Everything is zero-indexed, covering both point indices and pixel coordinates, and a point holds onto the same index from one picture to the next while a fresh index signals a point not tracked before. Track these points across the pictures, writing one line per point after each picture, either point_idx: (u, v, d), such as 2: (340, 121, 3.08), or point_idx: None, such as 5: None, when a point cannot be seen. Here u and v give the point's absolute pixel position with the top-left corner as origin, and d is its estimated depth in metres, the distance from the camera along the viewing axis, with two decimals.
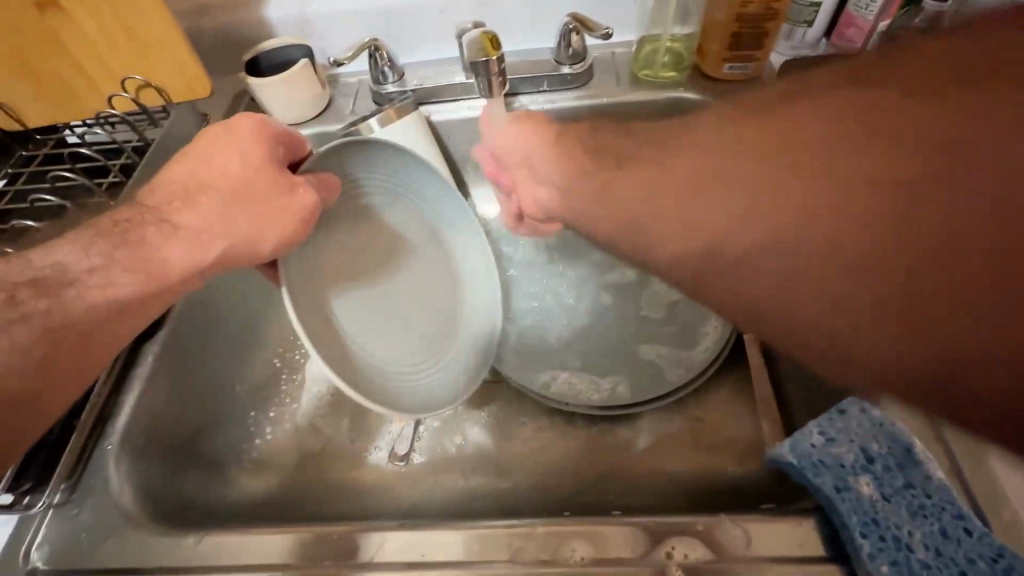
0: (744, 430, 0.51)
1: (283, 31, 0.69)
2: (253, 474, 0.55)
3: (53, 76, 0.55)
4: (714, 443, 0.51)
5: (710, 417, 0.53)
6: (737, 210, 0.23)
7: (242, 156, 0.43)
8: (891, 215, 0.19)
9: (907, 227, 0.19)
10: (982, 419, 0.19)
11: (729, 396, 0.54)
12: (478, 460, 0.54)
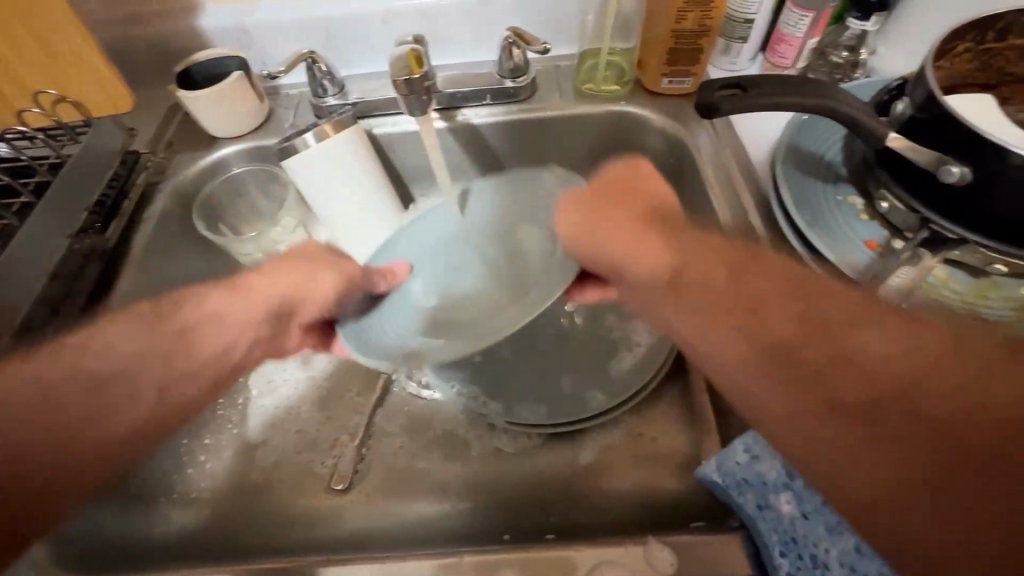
0: (685, 443, 0.52)
1: (217, 41, 0.66)
2: (182, 507, 0.52)
3: None
4: (654, 456, 0.51)
5: (650, 432, 0.53)
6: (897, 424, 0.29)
7: (278, 269, 0.49)
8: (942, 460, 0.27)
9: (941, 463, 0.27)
10: None
11: (669, 408, 0.54)
12: (424, 482, 0.53)
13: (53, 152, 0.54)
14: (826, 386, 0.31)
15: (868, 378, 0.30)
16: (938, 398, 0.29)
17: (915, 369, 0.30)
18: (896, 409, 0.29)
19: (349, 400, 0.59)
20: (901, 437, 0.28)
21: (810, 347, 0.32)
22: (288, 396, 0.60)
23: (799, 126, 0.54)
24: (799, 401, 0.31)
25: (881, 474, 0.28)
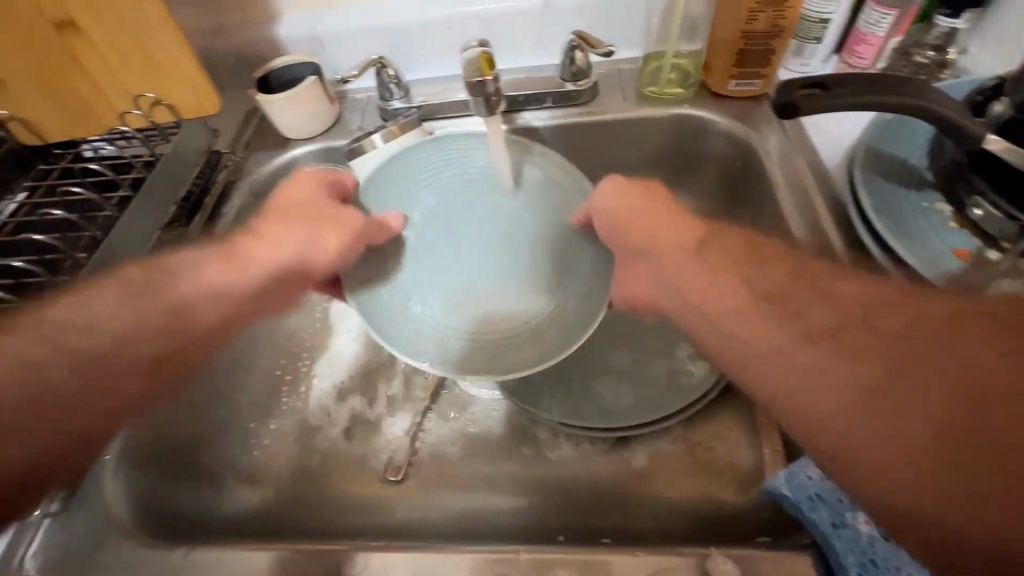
0: (746, 457, 0.50)
1: (294, 49, 0.70)
2: (249, 487, 0.55)
3: (71, 92, 0.57)
4: (714, 470, 0.50)
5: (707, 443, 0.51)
6: (853, 424, 0.30)
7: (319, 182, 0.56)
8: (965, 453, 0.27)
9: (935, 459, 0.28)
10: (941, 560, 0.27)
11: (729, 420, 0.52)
12: (475, 479, 0.54)
13: (148, 151, 0.59)
14: (837, 371, 0.32)
15: (851, 381, 0.31)
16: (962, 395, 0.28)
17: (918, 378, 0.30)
18: (899, 409, 0.29)
19: (404, 398, 0.61)
20: (925, 445, 0.28)
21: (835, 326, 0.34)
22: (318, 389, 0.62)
23: (881, 125, 0.51)
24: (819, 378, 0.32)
25: (880, 460, 0.29)
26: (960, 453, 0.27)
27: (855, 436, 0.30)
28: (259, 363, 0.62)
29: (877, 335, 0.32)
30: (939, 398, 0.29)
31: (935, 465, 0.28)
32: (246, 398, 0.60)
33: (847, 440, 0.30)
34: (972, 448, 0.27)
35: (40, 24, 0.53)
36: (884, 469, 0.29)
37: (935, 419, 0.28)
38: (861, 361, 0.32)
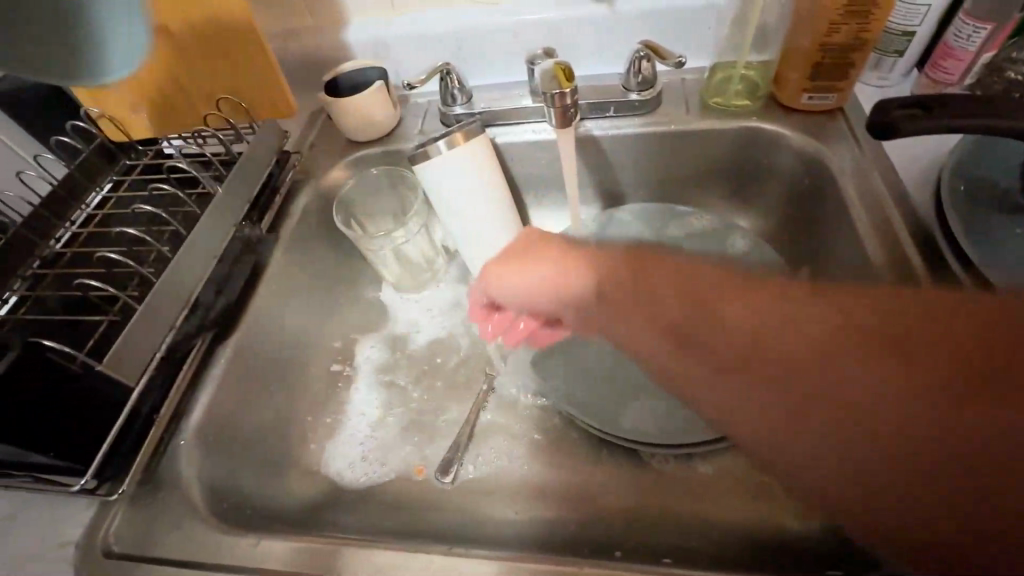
0: None
1: (361, 54, 0.72)
2: (308, 479, 0.57)
3: (159, 94, 0.61)
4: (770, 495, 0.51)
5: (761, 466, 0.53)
6: (805, 438, 0.31)
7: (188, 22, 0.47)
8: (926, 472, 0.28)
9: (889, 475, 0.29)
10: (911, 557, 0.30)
11: None
12: (527, 487, 0.56)
13: (226, 150, 0.62)
14: (780, 381, 0.32)
15: (806, 394, 0.31)
16: (906, 425, 0.29)
17: (875, 399, 0.29)
18: (850, 425, 0.30)
19: (457, 402, 0.62)
20: (882, 468, 0.29)
21: (757, 341, 0.33)
22: (364, 417, 0.61)
23: (970, 154, 0.50)
24: (770, 403, 0.32)
25: (842, 485, 0.30)
26: (920, 479, 0.28)
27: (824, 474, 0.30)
28: (318, 359, 0.64)
29: (815, 351, 0.31)
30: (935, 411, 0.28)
31: (905, 485, 0.29)
32: (306, 393, 0.62)
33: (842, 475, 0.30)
34: (962, 466, 0.28)
35: None
36: (836, 481, 0.30)
37: (888, 446, 0.29)
38: (854, 382, 0.30)
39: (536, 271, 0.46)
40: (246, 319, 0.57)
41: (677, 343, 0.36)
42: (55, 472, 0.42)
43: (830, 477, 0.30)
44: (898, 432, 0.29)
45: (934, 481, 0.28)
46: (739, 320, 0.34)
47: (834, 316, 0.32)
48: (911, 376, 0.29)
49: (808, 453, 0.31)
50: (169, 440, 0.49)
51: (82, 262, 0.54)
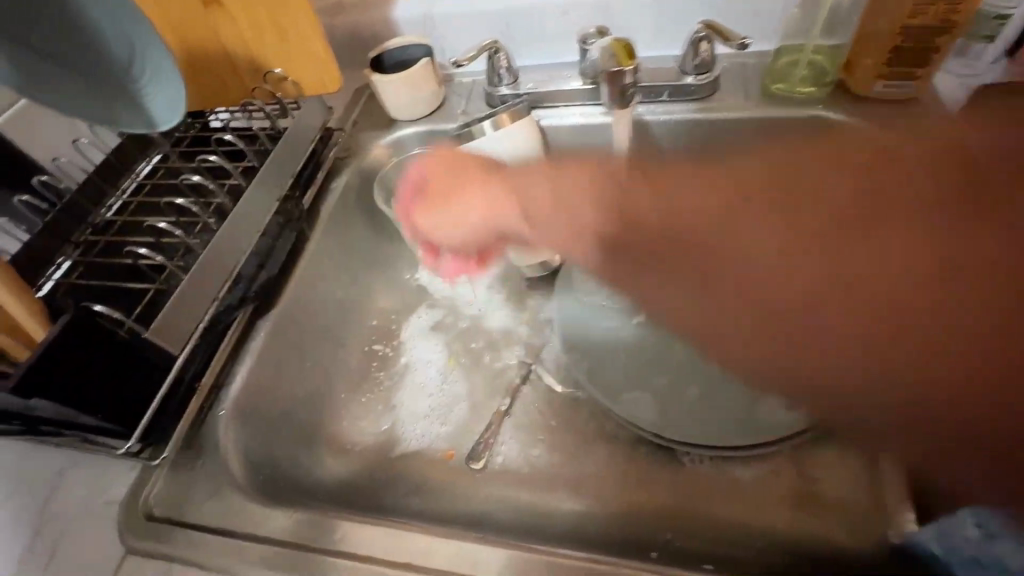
0: (851, 494, 0.49)
1: (407, 30, 0.71)
2: (341, 456, 0.57)
3: (211, 69, 0.61)
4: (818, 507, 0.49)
5: (811, 476, 0.51)
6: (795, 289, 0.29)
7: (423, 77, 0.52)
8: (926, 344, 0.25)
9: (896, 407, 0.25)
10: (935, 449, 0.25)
11: (834, 455, 0.51)
12: (559, 478, 0.55)
13: (272, 124, 0.62)
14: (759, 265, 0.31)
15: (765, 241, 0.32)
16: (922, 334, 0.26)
17: (873, 329, 0.27)
18: (849, 356, 0.27)
19: (490, 387, 0.61)
20: (894, 394, 0.25)
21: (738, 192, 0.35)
22: (431, 364, 0.63)
23: None
24: (744, 332, 0.30)
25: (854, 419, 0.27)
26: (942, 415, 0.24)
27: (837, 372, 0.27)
28: (354, 337, 0.65)
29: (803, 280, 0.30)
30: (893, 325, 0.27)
31: (899, 350, 0.26)
32: (342, 370, 0.62)
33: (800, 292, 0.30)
34: (988, 427, 0.23)
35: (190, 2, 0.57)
36: (851, 392, 0.26)
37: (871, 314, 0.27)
38: (812, 311, 0.29)
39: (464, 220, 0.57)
40: (286, 293, 0.57)
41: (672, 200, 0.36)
42: (102, 434, 0.43)
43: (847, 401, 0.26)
44: (907, 337, 0.26)
45: (930, 426, 0.24)
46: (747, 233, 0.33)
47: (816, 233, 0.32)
48: (930, 297, 0.26)
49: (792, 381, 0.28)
50: (207, 409, 0.50)
51: (130, 229, 0.55)
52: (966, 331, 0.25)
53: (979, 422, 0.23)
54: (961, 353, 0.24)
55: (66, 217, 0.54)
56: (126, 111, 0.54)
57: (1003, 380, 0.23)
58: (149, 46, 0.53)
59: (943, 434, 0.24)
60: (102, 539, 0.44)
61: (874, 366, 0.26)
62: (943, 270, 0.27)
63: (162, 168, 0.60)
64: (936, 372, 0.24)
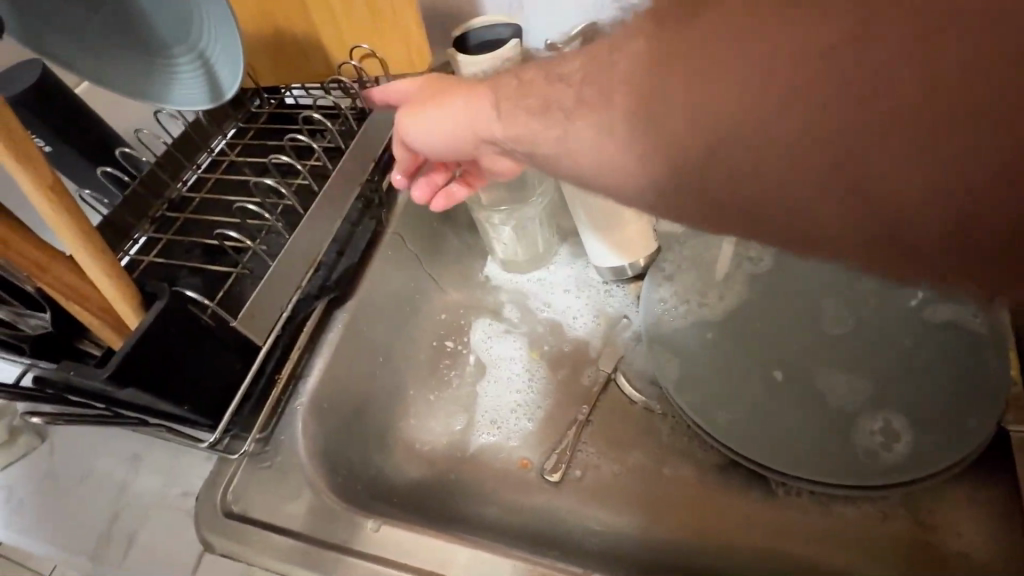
0: (979, 547, 0.44)
1: (494, 7, 0.67)
2: (411, 457, 0.55)
3: (294, 43, 0.58)
4: (941, 557, 0.44)
5: (934, 523, 0.46)
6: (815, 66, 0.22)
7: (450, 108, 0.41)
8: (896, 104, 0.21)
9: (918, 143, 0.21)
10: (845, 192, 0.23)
11: (960, 499, 0.46)
12: (641, 499, 0.51)
13: (354, 102, 0.59)
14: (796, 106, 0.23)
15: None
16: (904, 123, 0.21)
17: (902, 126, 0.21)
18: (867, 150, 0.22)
19: (567, 395, 0.57)
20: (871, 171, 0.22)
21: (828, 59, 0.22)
22: (514, 360, 0.60)
23: None
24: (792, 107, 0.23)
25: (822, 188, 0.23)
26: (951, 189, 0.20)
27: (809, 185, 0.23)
28: (423, 330, 0.62)
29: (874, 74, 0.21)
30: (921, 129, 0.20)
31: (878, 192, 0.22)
32: (411, 365, 0.59)
33: (786, 175, 0.23)
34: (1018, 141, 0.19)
35: None
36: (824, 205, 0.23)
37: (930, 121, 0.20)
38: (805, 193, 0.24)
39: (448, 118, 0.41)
40: (364, 283, 0.56)
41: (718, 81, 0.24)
42: (189, 423, 0.42)
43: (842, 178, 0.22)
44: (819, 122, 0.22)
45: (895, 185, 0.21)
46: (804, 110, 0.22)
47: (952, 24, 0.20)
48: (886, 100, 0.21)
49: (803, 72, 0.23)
50: (287, 401, 0.49)
51: (209, 206, 0.53)
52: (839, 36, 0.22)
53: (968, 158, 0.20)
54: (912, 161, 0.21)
55: (146, 191, 0.52)
56: (152, 82, 0.45)
57: (924, 194, 0.21)
58: (205, 17, 0.44)
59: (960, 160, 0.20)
60: (182, 530, 0.43)
61: (854, 204, 0.22)
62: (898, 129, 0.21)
63: (240, 144, 0.58)
64: (902, 170, 0.21)
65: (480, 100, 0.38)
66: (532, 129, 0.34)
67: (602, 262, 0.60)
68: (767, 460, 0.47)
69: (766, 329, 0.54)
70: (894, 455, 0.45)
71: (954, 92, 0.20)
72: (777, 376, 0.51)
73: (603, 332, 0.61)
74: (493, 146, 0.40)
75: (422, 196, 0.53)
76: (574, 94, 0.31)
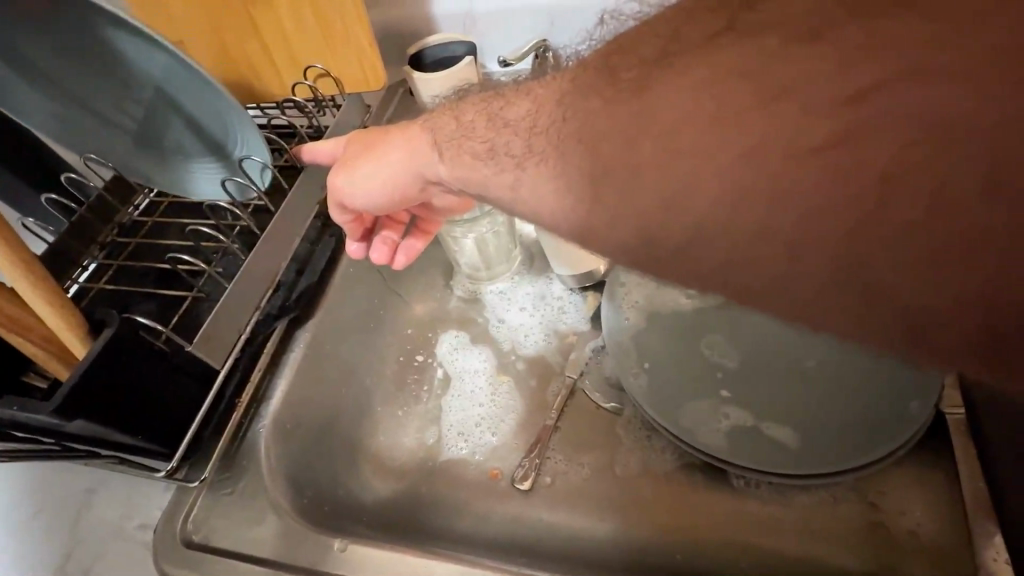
0: (927, 527, 0.46)
1: (447, 27, 0.69)
2: (380, 473, 0.54)
3: (246, 62, 0.58)
4: (893, 539, 0.46)
5: (883, 505, 0.48)
6: (782, 152, 0.23)
7: (392, 161, 0.41)
8: (868, 200, 0.21)
9: (891, 235, 0.21)
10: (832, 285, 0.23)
11: (905, 479, 0.49)
12: (610, 500, 0.52)
13: (309, 122, 0.59)
14: (770, 196, 0.23)
15: (789, 91, 0.23)
16: (873, 215, 0.21)
17: (875, 221, 0.21)
18: (840, 242, 0.22)
19: (533, 402, 0.58)
20: (843, 258, 0.22)
21: (791, 152, 0.23)
22: (478, 374, 0.60)
23: None
24: (762, 201, 0.23)
25: (805, 274, 0.23)
26: (931, 272, 0.21)
27: (796, 274, 0.23)
28: (388, 346, 0.61)
29: (835, 171, 0.22)
30: (875, 205, 0.21)
31: (861, 280, 0.22)
32: (377, 381, 0.59)
33: (767, 261, 0.24)
34: (979, 231, 0.20)
35: None
36: (808, 289, 0.23)
37: (899, 211, 0.21)
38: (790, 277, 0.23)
39: (388, 164, 0.41)
40: (325, 300, 0.56)
41: (690, 172, 0.25)
42: (146, 453, 0.41)
43: (818, 266, 0.23)
44: (795, 213, 0.23)
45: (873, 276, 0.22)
46: (773, 206, 0.23)
47: (912, 116, 0.21)
48: (858, 194, 0.21)
49: (768, 159, 0.23)
50: (248, 426, 0.48)
51: (162, 230, 0.52)
52: (794, 124, 0.23)
53: (936, 248, 0.21)
54: (890, 253, 0.21)
55: (94, 217, 0.51)
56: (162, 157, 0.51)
57: (911, 280, 0.21)
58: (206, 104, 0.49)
59: (928, 249, 0.21)
60: (139, 565, 0.42)
61: (835, 290, 0.23)
62: (870, 221, 0.21)
63: None
64: (880, 256, 0.21)
65: (415, 139, 0.40)
66: (477, 141, 0.35)
67: (563, 268, 0.62)
68: (723, 454, 0.49)
69: (718, 329, 0.56)
70: (841, 443, 0.48)
71: (924, 179, 0.21)
72: (726, 395, 0.52)
73: (566, 339, 0.62)
74: (439, 185, 0.41)
75: (382, 256, 0.53)
76: (517, 111, 0.32)
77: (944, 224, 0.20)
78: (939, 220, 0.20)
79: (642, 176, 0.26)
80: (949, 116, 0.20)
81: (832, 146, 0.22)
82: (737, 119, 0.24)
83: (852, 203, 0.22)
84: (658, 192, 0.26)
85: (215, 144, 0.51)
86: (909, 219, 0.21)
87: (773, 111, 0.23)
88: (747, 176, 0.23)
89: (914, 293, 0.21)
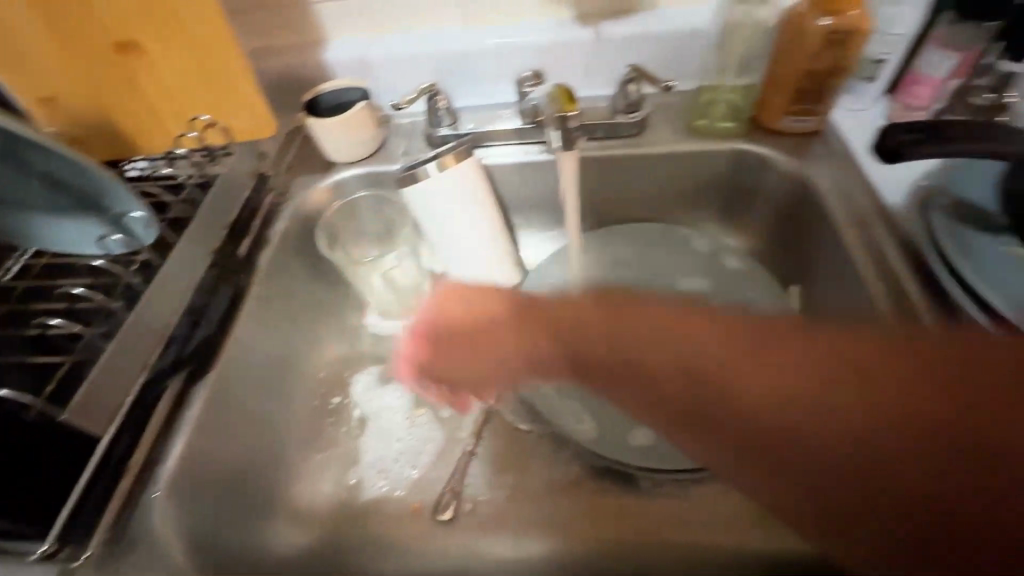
0: None
1: (343, 74, 0.71)
2: (294, 525, 0.53)
3: (129, 115, 0.60)
4: None
5: None
6: (708, 347, 0.29)
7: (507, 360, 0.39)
8: (854, 439, 0.25)
9: (875, 469, 0.24)
10: (815, 518, 0.26)
11: None
12: (529, 518, 0.54)
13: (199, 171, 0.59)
14: (710, 428, 0.28)
15: (687, 330, 0.30)
16: (862, 440, 0.24)
17: (817, 445, 0.25)
18: (784, 474, 0.26)
19: (450, 431, 0.60)
20: (830, 471, 0.25)
21: (683, 391, 0.29)
22: (396, 411, 0.62)
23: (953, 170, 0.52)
24: (681, 434, 0.29)
25: (801, 492, 0.26)
26: (916, 494, 0.23)
27: (750, 476, 0.27)
28: (301, 392, 0.61)
29: (822, 402, 0.25)
30: (885, 467, 0.24)
31: (863, 476, 0.24)
32: (291, 430, 0.58)
33: (752, 479, 0.27)
34: (953, 451, 0.23)
35: (102, 45, 0.55)
36: (806, 494, 0.26)
37: (907, 454, 0.24)
38: (743, 474, 0.28)
39: (471, 302, 0.42)
40: (228, 346, 0.52)
41: (635, 344, 0.31)
42: (14, 535, 0.39)
43: (783, 487, 0.26)
44: (775, 459, 0.26)
45: (820, 481, 0.25)
46: (751, 399, 0.27)
47: (825, 360, 0.26)
48: (803, 446, 0.26)
49: (708, 370, 0.28)
50: (140, 491, 0.44)
51: (38, 293, 0.50)
52: (724, 354, 0.28)
53: (897, 453, 0.24)
54: (843, 477, 0.25)
55: None
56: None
57: (934, 486, 0.23)
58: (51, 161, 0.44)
59: (930, 447, 0.23)
60: None
61: (761, 482, 0.27)
62: (832, 474, 0.25)
63: None
64: (862, 468, 0.24)
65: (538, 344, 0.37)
66: None
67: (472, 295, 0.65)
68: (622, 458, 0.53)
69: None
70: None
71: (894, 432, 0.24)
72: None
73: None
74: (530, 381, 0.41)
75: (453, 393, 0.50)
76: None
77: (918, 424, 0.24)
78: (934, 435, 0.23)
79: (558, 333, 0.35)
80: (804, 391, 0.26)
81: (844, 366, 0.26)
82: (659, 333, 0.31)
83: (886, 411, 0.24)
84: (614, 361, 0.32)
85: (63, 188, 0.47)
86: (860, 421, 0.25)
87: (729, 339, 0.29)
88: (675, 365, 0.29)
89: (914, 520, 0.24)
